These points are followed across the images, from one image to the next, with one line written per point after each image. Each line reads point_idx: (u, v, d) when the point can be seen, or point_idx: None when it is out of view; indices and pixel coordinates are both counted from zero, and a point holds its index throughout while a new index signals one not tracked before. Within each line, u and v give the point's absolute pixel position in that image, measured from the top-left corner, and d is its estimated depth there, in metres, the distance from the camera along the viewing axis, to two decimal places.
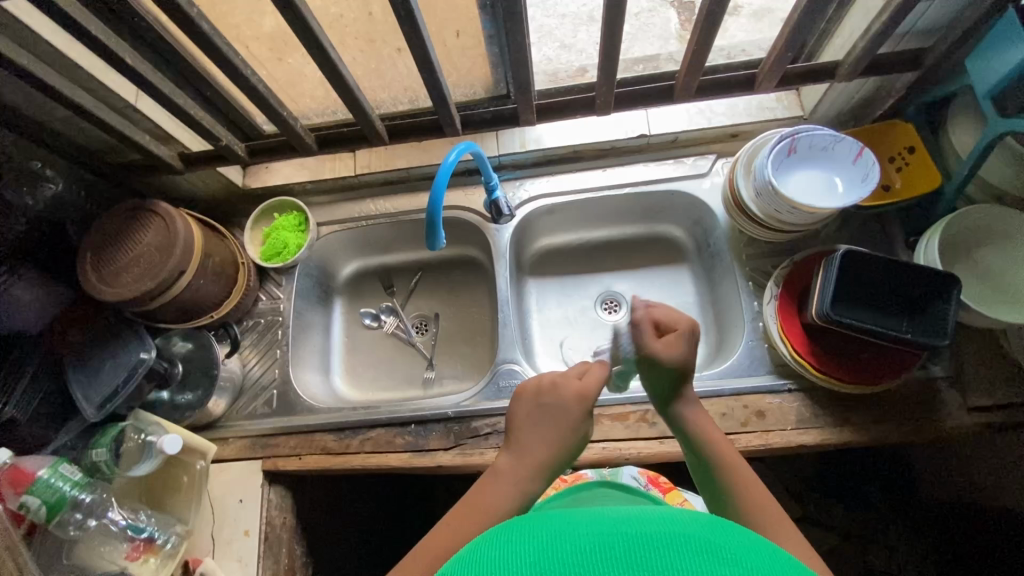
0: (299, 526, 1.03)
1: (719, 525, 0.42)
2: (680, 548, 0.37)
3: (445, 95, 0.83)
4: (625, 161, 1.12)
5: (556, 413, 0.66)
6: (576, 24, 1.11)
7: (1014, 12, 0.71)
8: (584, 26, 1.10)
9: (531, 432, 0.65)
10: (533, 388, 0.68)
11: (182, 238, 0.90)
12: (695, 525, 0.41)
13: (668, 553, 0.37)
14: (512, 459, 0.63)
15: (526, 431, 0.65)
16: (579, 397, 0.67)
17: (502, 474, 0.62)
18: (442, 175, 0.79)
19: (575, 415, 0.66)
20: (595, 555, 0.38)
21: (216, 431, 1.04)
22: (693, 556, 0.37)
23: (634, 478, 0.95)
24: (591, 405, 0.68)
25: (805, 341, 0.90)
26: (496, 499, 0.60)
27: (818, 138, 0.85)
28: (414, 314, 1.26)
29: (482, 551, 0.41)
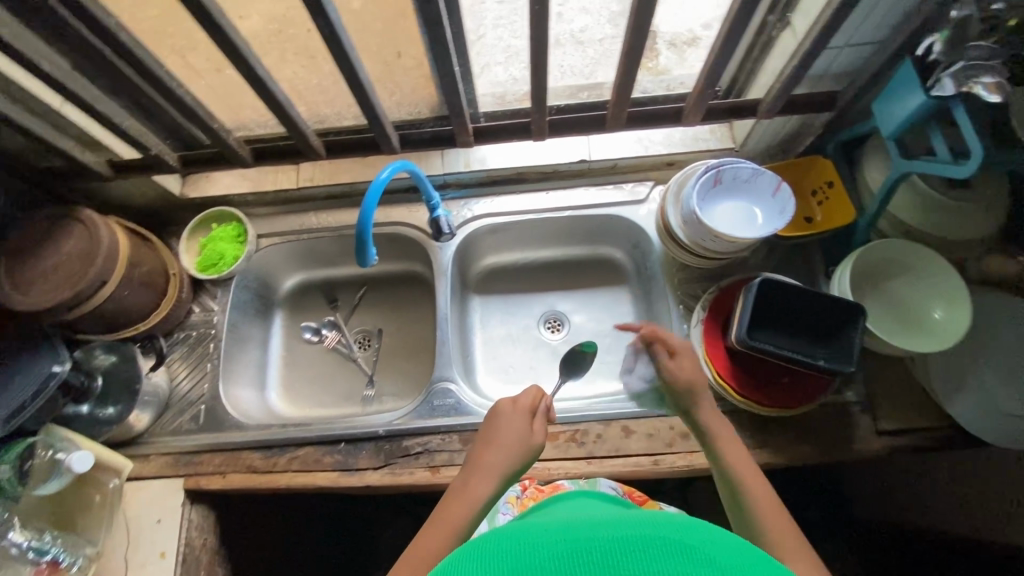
0: (221, 546, 1.00)
1: (702, 527, 0.39)
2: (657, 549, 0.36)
3: (380, 113, 0.84)
4: (568, 185, 1.14)
5: (505, 427, 0.72)
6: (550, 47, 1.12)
7: (912, 61, 0.74)
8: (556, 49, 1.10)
9: (491, 444, 0.70)
10: (498, 412, 0.74)
11: (105, 245, 0.88)
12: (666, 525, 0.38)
13: (647, 556, 0.35)
14: (486, 456, 0.69)
15: (490, 444, 0.70)
16: (525, 411, 0.74)
17: (462, 490, 0.66)
18: (373, 191, 0.80)
19: (529, 426, 0.73)
20: (571, 562, 0.36)
21: (137, 447, 1.00)
22: (671, 559, 0.35)
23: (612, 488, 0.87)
24: (533, 419, 0.74)
25: (728, 364, 0.93)
26: (455, 522, 0.62)
27: (741, 171, 0.89)
28: (357, 329, 1.24)
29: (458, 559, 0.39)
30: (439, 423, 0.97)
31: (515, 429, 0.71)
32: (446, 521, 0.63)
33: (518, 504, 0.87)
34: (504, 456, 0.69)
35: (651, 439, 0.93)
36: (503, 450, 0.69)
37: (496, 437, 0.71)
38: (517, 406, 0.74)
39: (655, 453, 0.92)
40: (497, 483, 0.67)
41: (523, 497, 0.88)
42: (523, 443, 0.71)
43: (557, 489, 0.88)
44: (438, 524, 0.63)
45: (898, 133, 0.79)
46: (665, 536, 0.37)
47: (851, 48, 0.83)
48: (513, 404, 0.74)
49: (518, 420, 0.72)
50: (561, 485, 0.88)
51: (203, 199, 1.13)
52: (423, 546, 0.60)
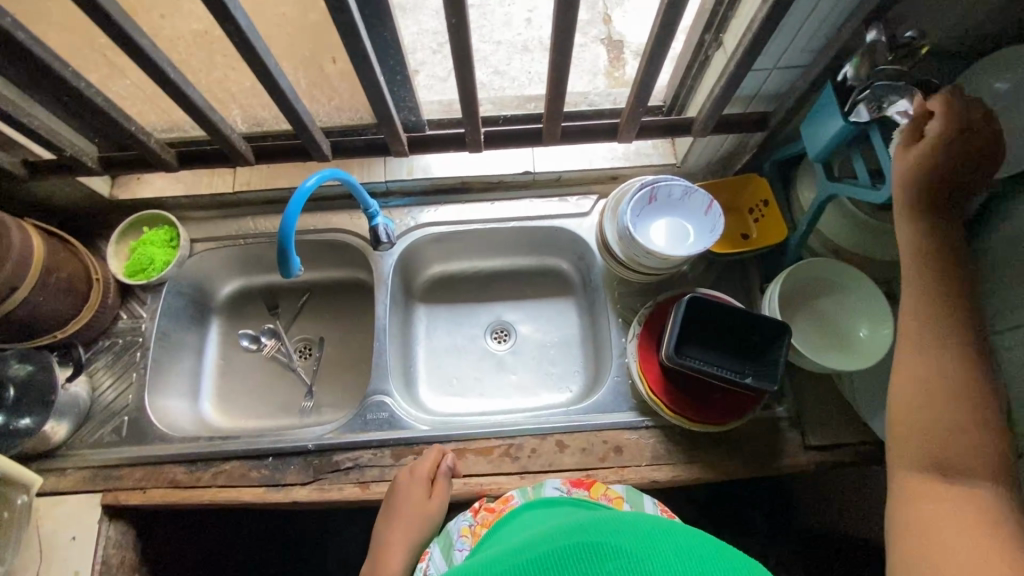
0: (143, 563, 0.96)
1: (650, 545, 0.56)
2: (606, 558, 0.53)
3: (306, 119, 0.82)
4: (513, 196, 1.14)
5: (407, 499, 0.87)
6: (510, 52, 1.09)
7: (833, 87, 0.76)
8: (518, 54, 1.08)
9: (398, 518, 0.87)
10: (400, 488, 0.89)
11: (15, 250, 0.84)
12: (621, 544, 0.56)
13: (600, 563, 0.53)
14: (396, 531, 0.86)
15: (397, 519, 0.87)
16: (419, 483, 0.88)
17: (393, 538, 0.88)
18: (297, 198, 0.78)
19: (427, 493, 0.88)
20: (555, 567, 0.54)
21: (54, 460, 0.96)
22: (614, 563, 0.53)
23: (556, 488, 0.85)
24: (431, 488, 0.88)
25: (661, 379, 0.94)
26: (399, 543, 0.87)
27: (674, 189, 0.90)
28: (298, 338, 1.22)
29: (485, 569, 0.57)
30: (371, 437, 0.95)
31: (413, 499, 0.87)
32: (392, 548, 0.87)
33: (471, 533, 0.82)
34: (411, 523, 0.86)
35: (584, 453, 0.93)
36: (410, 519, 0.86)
37: (402, 511, 0.87)
38: (411, 478, 0.89)
39: (587, 467, 0.92)
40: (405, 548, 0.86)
41: (475, 526, 0.83)
42: (424, 507, 0.87)
43: (507, 505, 0.84)
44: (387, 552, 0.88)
45: (824, 155, 0.81)
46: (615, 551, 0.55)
47: (779, 71, 0.84)
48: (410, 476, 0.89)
49: (414, 489, 0.88)
50: (511, 499, 0.85)
51: (133, 201, 1.09)
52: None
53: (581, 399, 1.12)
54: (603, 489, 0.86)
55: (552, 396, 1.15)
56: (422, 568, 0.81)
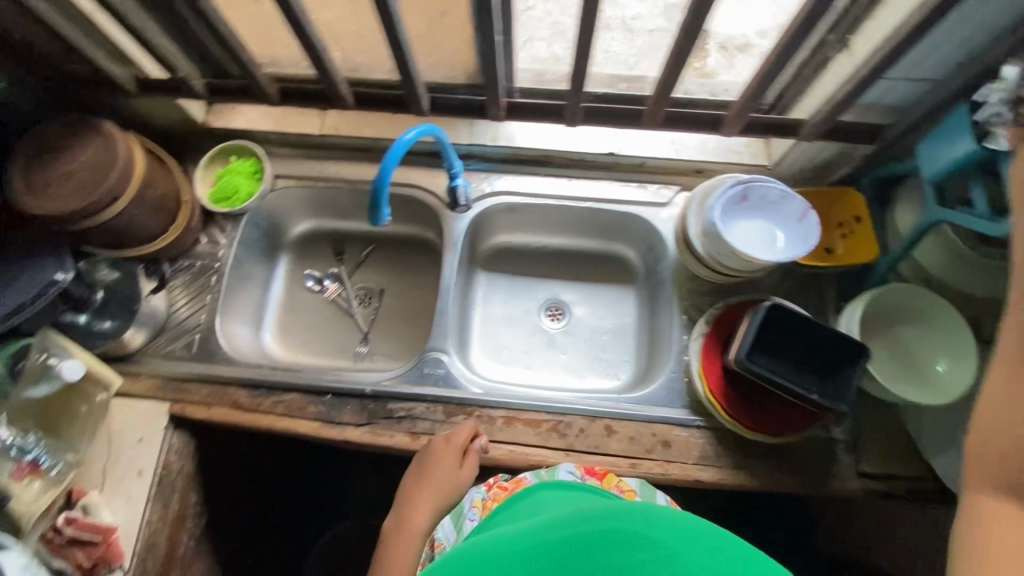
0: (197, 473, 1.02)
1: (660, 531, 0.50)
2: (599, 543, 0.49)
3: (413, 71, 0.82)
4: (592, 176, 1.12)
5: (439, 465, 0.85)
6: None
7: (965, 109, 0.72)
8: None
9: (426, 489, 0.83)
10: (433, 457, 0.87)
11: (121, 162, 0.88)
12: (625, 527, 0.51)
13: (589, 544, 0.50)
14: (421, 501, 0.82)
15: (426, 487, 0.83)
16: (452, 452, 0.87)
17: (410, 509, 0.82)
18: (396, 149, 0.79)
19: (458, 464, 0.86)
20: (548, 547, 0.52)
21: (128, 365, 1.01)
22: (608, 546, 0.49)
23: (569, 473, 0.87)
24: (462, 460, 0.87)
25: (722, 382, 0.93)
26: (419, 520, 0.80)
27: (771, 192, 0.88)
28: (358, 285, 1.25)
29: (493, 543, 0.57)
30: (425, 391, 0.97)
31: (446, 465, 0.85)
32: (408, 524, 0.80)
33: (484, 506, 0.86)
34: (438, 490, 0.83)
35: (631, 442, 0.94)
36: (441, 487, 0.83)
37: (431, 478, 0.84)
38: (447, 445, 0.88)
39: (633, 456, 0.93)
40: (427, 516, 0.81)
41: (487, 499, 0.87)
42: (456, 478, 0.85)
43: (520, 484, 0.87)
44: (401, 525, 0.80)
45: (939, 178, 0.76)
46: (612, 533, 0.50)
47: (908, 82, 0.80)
48: (446, 441, 0.89)
49: (448, 456, 0.87)
50: (523, 479, 0.88)
51: (224, 130, 1.12)
52: (398, 544, 0.78)
53: (629, 389, 1.12)
54: (615, 481, 0.88)
55: (599, 381, 1.15)
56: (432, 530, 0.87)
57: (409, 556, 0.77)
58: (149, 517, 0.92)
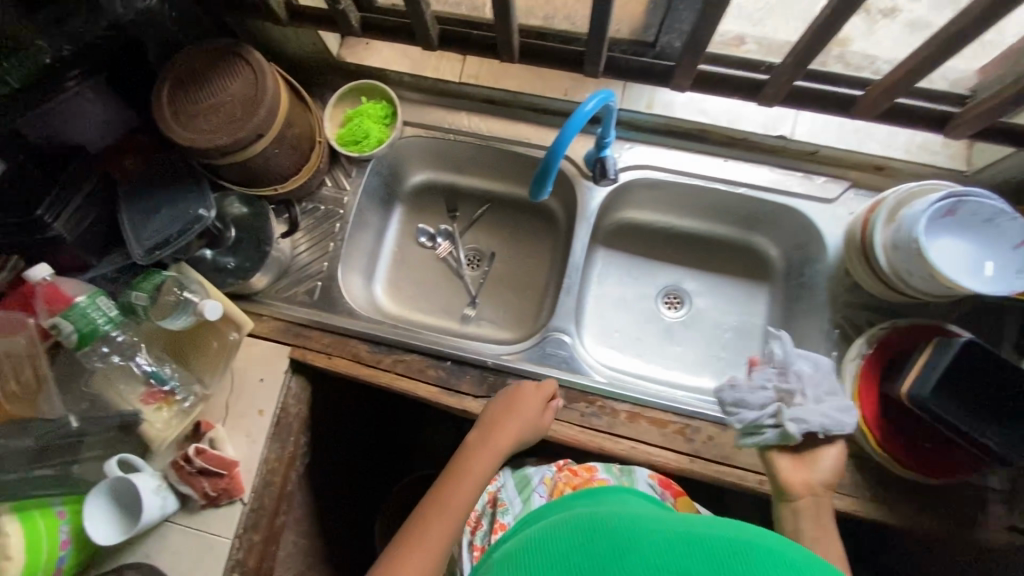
0: (309, 418, 1.03)
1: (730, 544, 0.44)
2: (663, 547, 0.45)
3: (604, 29, 0.72)
4: (751, 159, 1.00)
5: (526, 406, 0.84)
6: None
7: None
8: None
9: (507, 424, 0.82)
10: (524, 394, 0.86)
11: (270, 98, 0.82)
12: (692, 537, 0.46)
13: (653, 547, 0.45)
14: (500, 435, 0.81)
15: (507, 423, 0.83)
16: (540, 397, 0.86)
17: (488, 440, 0.82)
18: (576, 120, 0.71)
19: (544, 413, 0.86)
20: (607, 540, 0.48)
21: (251, 304, 1.01)
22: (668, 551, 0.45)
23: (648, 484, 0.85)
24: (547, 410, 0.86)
25: (877, 410, 0.85)
26: (494, 451, 0.81)
27: (990, 210, 0.76)
28: (470, 246, 1.20)
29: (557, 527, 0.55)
30: (548, 372, 0.94)
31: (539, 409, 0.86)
32: (482, 453, 0.81)
33: (552, 486, 0.87)
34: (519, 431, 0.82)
35: None
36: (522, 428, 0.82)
37: (516, 412, 0.84)
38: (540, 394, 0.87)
39: (764, 472, 0.87)
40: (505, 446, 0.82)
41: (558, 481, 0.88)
42: (537, 427, 0.84)
43: (591, 474, 0.87)
44: (478, 451, 0.81)
45: None
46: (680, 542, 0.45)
47: None
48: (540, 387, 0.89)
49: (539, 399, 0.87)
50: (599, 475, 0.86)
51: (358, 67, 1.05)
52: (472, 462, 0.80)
53: None
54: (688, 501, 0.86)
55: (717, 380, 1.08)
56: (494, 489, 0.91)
57: (482, 473, 0.79)
58: (267, 456, 0.94)
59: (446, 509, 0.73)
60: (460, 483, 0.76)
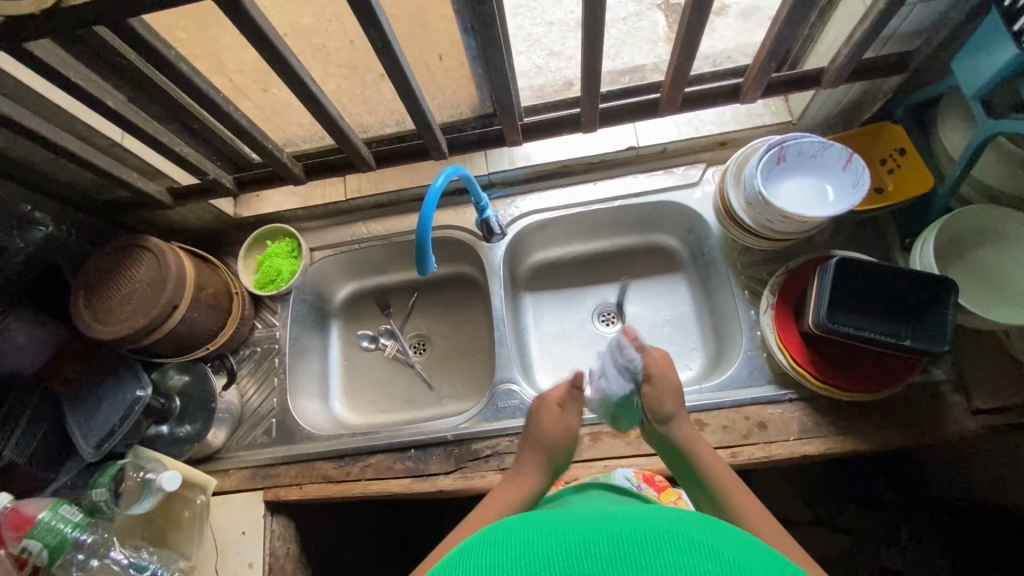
0: (302, 555, 1.02)
1: (711, 525, 0.46)
2: (669, 545, 0.41)
3: (429, 119, 0.84)
4: (615, 174, 1.11)
5: (542, 423, 0.79)
6: (563, 32, 1.06)
7: (997, 15, 0.69)
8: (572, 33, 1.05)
9: (528, 451, 0.78)
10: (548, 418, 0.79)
11: (173, 272, 0.90)
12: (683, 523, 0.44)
13: (661, 553, 0.40)
14: (507, 485, 0.75)
15: (528, 450, 0.78)
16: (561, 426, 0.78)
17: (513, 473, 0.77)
18: (430, 198, 0.79)
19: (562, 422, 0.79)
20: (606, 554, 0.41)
21: (216, 463, 1.03)
22: (684, 550, 0.41)
23: (625, 479, 0.86)
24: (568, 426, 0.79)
25: (804, 350, 0.89)
26: (519, 487, 0.74)
27: (806, 146, 0.85)
28: (412, 334, 1.25)
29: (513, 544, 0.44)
30: (505, 425, 0.97)
31: (546, 427, 0.78)
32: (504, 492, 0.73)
33: None
34: (540, 457, 0.77)
35: (726, 431, 0.90)
36: (538, 454, 0.77)
37: (531, 433, 0.79)
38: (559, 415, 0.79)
39: (731, 445, 0.89)
40: (547, 457, 0.77)
41: None
42: (556, 447, 0.77)
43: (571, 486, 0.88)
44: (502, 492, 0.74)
45: (983, 93, 0.73)
46: (681, 532, 0.43)
47: (926, 4, 0.76)
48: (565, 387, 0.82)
49: (555, 430, 0.78)
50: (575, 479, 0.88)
51: (256, 218, 1.16)
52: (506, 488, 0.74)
53: (706, 376, 1.08)
54: (674, 496, 0.87)
55: None
56: None
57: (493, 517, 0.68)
58: None
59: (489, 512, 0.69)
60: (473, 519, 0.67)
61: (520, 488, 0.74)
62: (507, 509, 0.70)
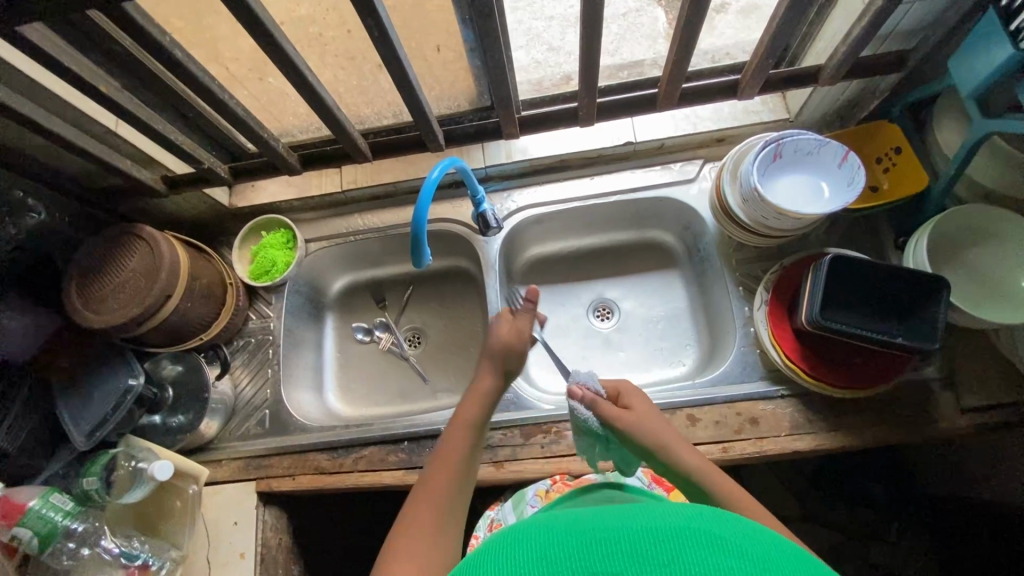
0: (294, 545, 1.02)
1: (739, 521, 0.40)
2: (689, 544, 0.36)
3: (426, 110, 0.83)
4: (612, 169, 1.11)
5: (497, 338, 0.79)
6: (564, 26, 1.06)
7: (995, 14, 0.69)
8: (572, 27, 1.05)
9: (481, 373, 0.77)
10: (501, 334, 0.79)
11: (167, 261, 0.90)
12: (709, 521, 0.39)
13: (680, 550, 0.36)
14: (463, 409, 0.74)
15: (481, 372, 0.77)
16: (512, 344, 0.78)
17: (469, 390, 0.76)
18: (426, 190, 0.79)
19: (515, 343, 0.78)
20: (619, 552, 0.36)
21: (208, 453, 1.03)
22: (708, 549, 0.36)
23: (637, 479, 0.88)
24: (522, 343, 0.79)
25: (797, 347, 0.90)
26: (473, 408, 0.73)
27: (802, 143, 0.85)
28: (406, 327, 1.25)
29: (522, 542, 0.40)
30: (498, 418, 0.97)
31: (502, 346, 0.78)
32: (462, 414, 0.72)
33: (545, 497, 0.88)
34: (492, 377, 0.76)
35: (718, 426, 0.91)
36: (491, 375, 0.76)
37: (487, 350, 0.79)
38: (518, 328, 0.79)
39: (723, 440, 0.90)
40: (502, 375, 0.77)
41: (552, 491, 0.88)
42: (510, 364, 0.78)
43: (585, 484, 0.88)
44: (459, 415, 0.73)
45: (979, 92, 0.73)
46: (707, 529, 0.38)
47: (925, 3, 0.76)
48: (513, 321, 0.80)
49: (510, 350, 0.78)
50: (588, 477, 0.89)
51: (251, 209, 1.15)
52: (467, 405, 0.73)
53: (700, 372, 1.09)
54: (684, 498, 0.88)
55: (665, 371, 1.11)
56: (490, 516, 0.90)
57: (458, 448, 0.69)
58: None
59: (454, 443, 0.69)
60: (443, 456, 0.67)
61: (473, 408, 0.73)
62: (468, 430, 0.71)
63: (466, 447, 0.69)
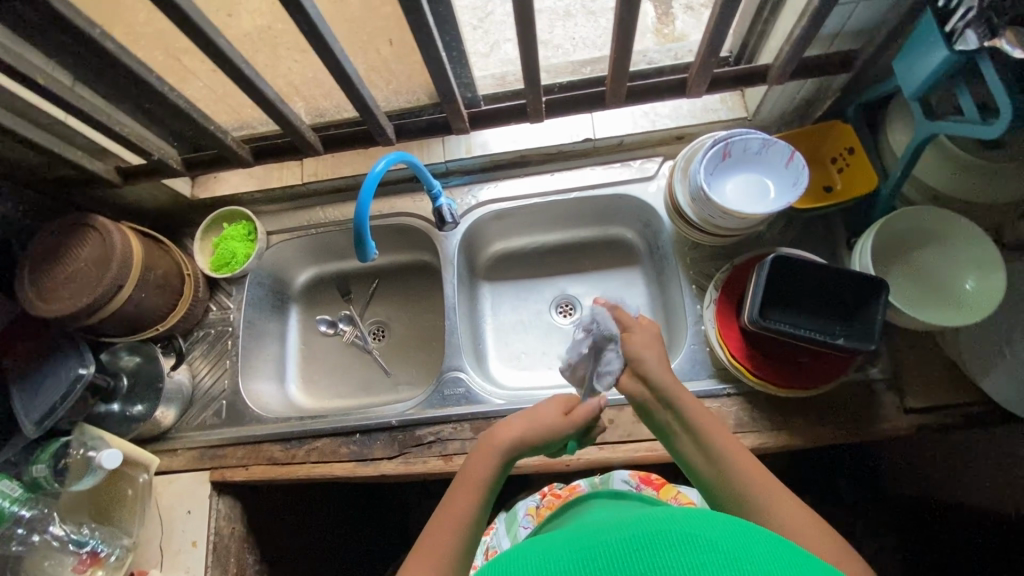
0: (249, 534, 1.03)
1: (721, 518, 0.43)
2: (663, 543, 0.40)
3: (370, 104, 0.83)
4: (573, 165, 1.12)
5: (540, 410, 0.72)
6: (552, 20, 1.07)
7: (932, 15, 0.69)
8: (559, 21, 1.06)
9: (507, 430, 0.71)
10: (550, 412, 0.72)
11: (119, 251, 0.90)
12: (686, 520, 0.42)
13: (658, 551, 0.39)
14: (478, 466, 0.68)
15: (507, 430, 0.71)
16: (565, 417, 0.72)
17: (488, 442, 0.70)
18: (367, 185, 0.79)
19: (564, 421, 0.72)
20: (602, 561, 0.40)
21: (165, 442, 1.04)
22: (679, 549, 0.39)
23: (624, 483, 0.88)
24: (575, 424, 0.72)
25: (742, 346, 0.90)
26: (490, 466, 0.68)
27: (750, 143, 0.85)
28: (370, 321, 1.26)
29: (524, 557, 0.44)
30: (449, 412, 0.98)
31: (543, 417, 0.71)
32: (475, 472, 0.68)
33: (535, 514, 0.89)
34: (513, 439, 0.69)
35: None
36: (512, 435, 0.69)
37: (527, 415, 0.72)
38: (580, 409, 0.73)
39: None
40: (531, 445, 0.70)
41: (541, 507, 0.90)
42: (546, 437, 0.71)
43: (574, 493, 0.89)
44: (473, 470, 0.68)
45: (922, 93, 0.73)
46: (686, 529, 0.41)
47: (868, 3, 0.75)
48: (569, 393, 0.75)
49: (548, 419, 0.71)
50: (577, 486, 0.91)
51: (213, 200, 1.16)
52: (479, 462, 0.68)
53: None
54: (674, 493, 0.89)
55: None
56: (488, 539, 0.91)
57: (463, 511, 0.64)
58: None
59: (461, 504, 0.65)
60: (446, 521, 0.63)
61: (491, 463, 0.68)
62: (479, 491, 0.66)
63: (472, 512, 0.64)
